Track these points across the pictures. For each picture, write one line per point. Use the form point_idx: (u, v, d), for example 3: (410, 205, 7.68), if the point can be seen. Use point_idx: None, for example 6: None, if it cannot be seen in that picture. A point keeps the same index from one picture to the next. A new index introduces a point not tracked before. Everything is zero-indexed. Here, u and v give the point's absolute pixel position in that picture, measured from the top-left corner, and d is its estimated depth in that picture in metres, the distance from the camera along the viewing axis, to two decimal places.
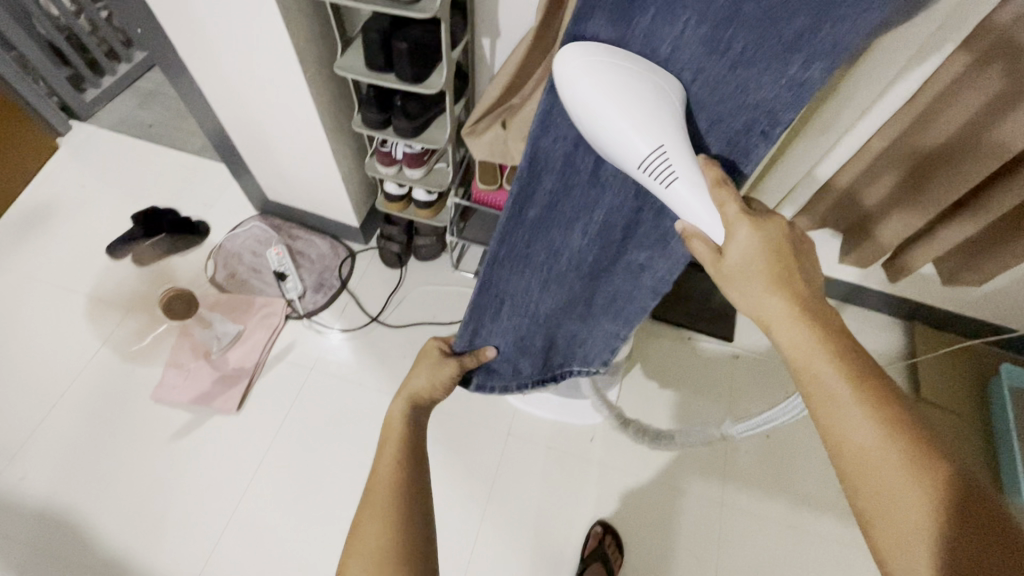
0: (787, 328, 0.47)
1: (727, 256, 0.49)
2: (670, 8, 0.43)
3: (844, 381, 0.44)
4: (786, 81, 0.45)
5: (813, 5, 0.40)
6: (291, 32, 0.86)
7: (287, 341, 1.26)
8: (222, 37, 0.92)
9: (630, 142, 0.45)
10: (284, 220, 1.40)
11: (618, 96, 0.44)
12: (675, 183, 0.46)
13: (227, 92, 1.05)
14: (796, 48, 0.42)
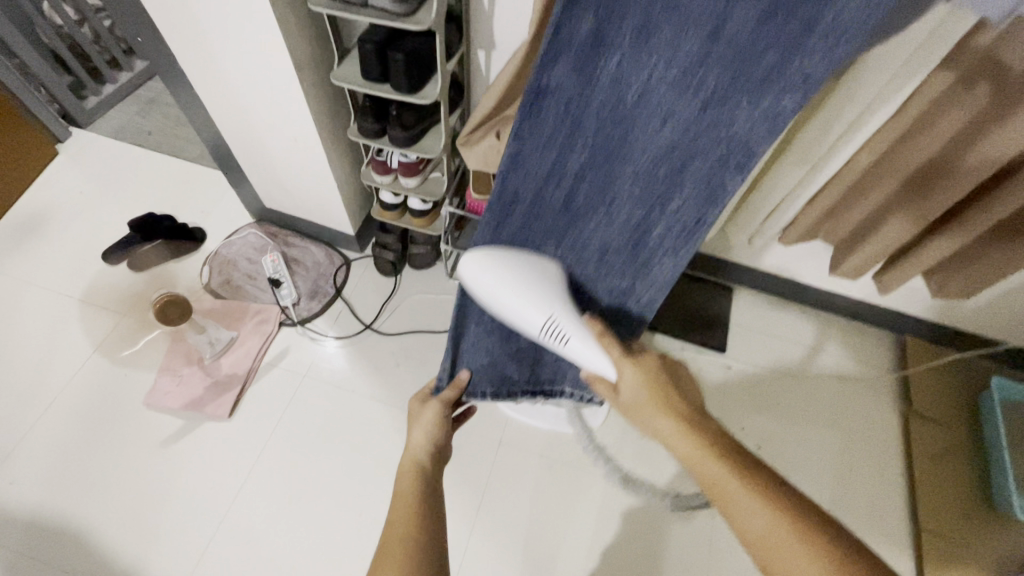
0: (676, 440, 0.54)
1: (622, 390, 0.61)
2: (636, 52, 0.51)
3: (732, 478, 0.50)
4: (759, 112, 0.51)
5: (781, 43, 0.46)
6: (289, 43, 0.87)
7: (281, 348, 1.26)
8: (221, 47, 0.93)
9: (528, 317, 0.64)
10: (280, 228, 1.41)
11: (509, 288, 0.64)
12: (568, 341, 0.64)
13: (226, 100, 1.06)
14: (765, 83, 0.49)
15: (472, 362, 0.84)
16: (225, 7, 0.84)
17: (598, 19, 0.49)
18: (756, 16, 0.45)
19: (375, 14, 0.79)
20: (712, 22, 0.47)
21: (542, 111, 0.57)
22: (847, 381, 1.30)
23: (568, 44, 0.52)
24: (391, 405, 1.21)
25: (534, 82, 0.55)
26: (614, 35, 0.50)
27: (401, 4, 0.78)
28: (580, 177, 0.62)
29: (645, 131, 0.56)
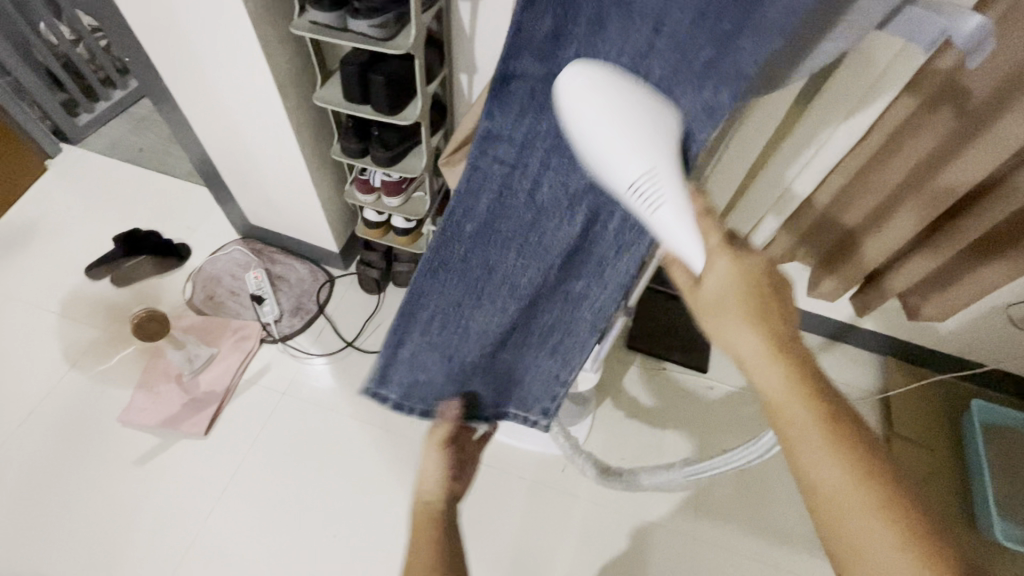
0: (760, 368, 0.48)
1: (704, 283, 0.49)
2: (591, 44, 0.49)
3: (816, 426, 0.45)
4: (701, 104, 0.47)
5: (715, 36, 0.44)
6: (271, 64, 0.89)
7: (261, 365, 1.26)
8: (205, 67, 0.95)
9: (620, 162, 0.45)
10: (265, 244, 1.41)
11: (617, 117, 0.44)
12: (661, 209, 0.46)
13: (210, 119, 1.08)
14: (705, 73, 0.46)
15: (424, 378, 0.83)
16: (209, 28, 0.86)
17: (556, 13, 0.49)
18: (696, 8, 0.44)
19: (356, 38, 0.81)
20: (657, 13, 0.45)
21: (508, 94, 0.55)
22: None
23: (527, 36, 0.50)
24: (370, 423, 1.20)
25: (501, 66, 0.53)
26: (572, 26, 0.49)
27: (380, 28, 0.80)
28: (540, 164, 0.58)
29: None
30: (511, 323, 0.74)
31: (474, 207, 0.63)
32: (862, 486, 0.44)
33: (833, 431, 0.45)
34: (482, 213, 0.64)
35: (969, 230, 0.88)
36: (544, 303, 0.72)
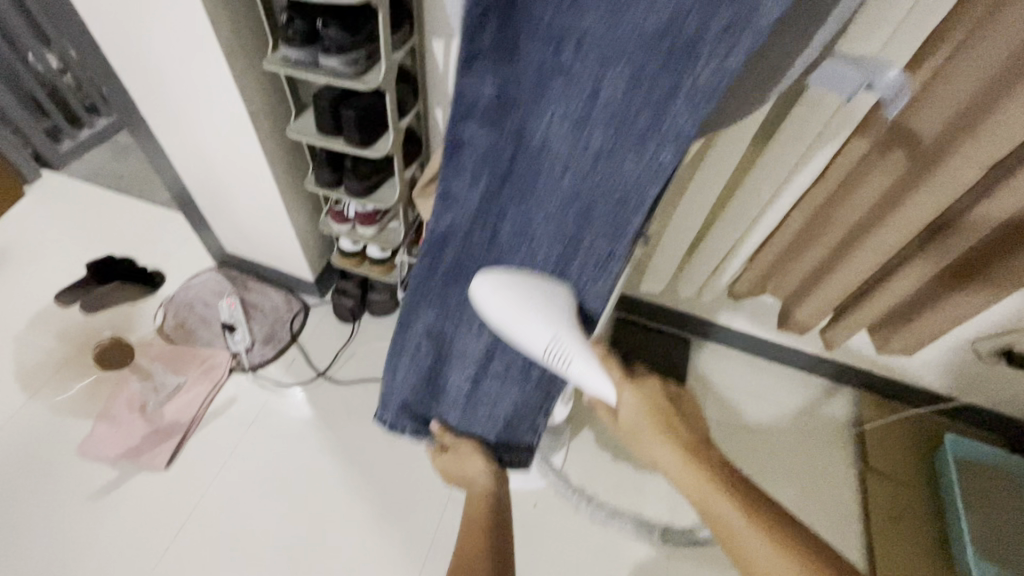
0: (679, 471, 0.54)
1: (620, 409, 0.59)
2: (537, 106, 0.53)
3: (739, 513, 0.50)
4: (647, 163, 0.50)
5: (652, 103, 0.47)
6: (245, 96, 0.91)
7: (229, 395, 1.24)
8: (180, 99, 0.96)
9: (533, 337, 0.59)
10: (241, 271, 1.40)
11: (519, 312, 0.59)
12: (571, 364, 0.58)
13: (185, 149, 1.09)
14: (646, 137, 0.49)
15: (400, 395, 0.85)
16: (184, 62, 0.88)
17: (495, 76, 0.54)
18: (631, 76, 0.47)
19: (327, 74, 0.83)
20: (593, 82, 0.49)
21: (459, 161, 0.60)
22: (803, 436, 1.30)
23: (472, 103, 0.56)
24: (338, 456, 1.18)
25: (449, 132, 0.59)
26: (515, 91, 0.54)
27: (351, 65, 0.81)
28: (498, 218, 0.63)
29: (548, 177, 0.56)
30: (487, 349, 0.74)
31: (442, 255, 0.68)
32: (794, 562, 0.47)
33: (754, 518, 0.50)
34: (450, 259, 0.68)
35: (920, 269, 0.90)
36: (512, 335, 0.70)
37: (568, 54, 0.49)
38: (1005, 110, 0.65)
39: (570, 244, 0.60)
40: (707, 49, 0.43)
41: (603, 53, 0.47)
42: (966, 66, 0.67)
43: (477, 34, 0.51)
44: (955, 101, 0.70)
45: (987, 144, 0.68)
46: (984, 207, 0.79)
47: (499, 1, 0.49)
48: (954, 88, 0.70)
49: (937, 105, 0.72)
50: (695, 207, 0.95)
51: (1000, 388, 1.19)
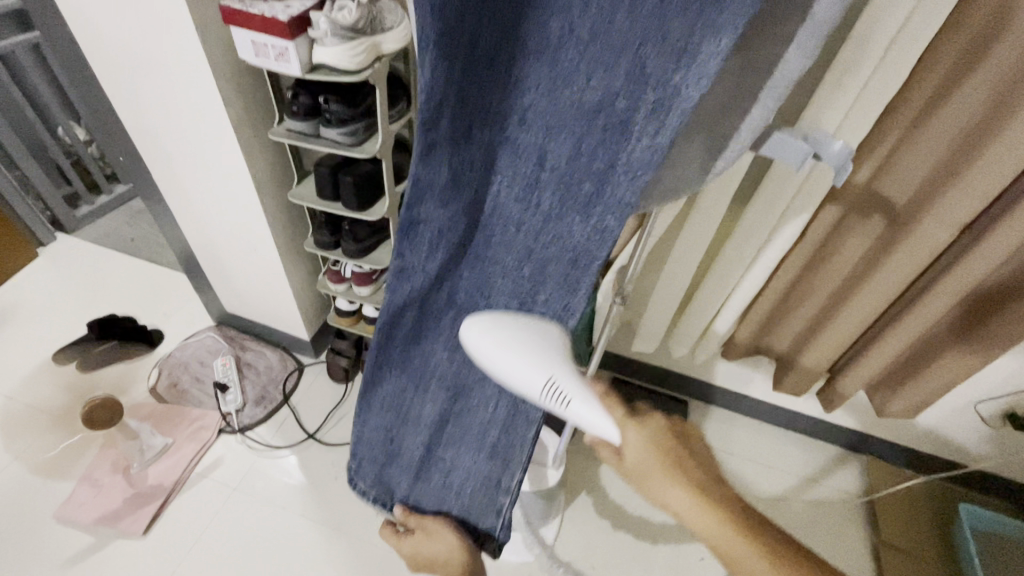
0: (700, 518, 0.49)
1: (626, 456, 0.51)
2: (488, 179, 0.51)
3: (765, 560, 0.47)
4: (591, 231, 0.48)
5: (594, 172, 0.45)
6: (250, 164, 0.96)
7: (216, 458, 1.21)
8: (189, 166, 1.02)
9: (524, 376, 0.49)
10: (239, 331, 1.42)
11: (508, 351, 0.50)
12: (573, 405, 0.49)
13: (191, 213, 1.14)
14: (590, 204, 0.47)
15: (368, 460, 0.82)
16: (195, 132, 0.94)
17: (451, 163, 0.50)
18: (569, 148, 0.45)
19: (327, 144, 0.89)
20: (538, 151, 0.47)
21: (416, 237, 0.56)
22: (808, 506, 1.25)
23: (427, 182, 0.52)
24: (324, 523, 1.13)
25: (404, 213, 0.55)
26: (466, 171, 0.50)
27: (349, 136, 0.87)
28: (455, 285, 0.60)
29: (497, 253, 0.55)
30: (439, 417, 0.73)
31: (400, 320, 0.64)
32: None
33: (779, 567, 0.47)
34: (409, 325, 0.65)
35: (924, 320, 0.86)
36: (469, 400, 0.69)
37: (512, 127, 0.47)
38: (971, 173, 0.69)
39: (524, 305, 0.57)
40: (636, 123, 0.41)
41: (548, 121, 0.45)
42: (927, 130, 0.71)
43: (433, 122, 0.47)
44: (928, 155, 0.72)
45: (959, 203, 0.72)
46: (957, 271, 0.79)
47: (453, 93, 0.46)
48: (919, 149, 0.73)
49: (906, 170, 0.75)
50: (681, 267, 0.97)
51: (1012, 453, 1.15)
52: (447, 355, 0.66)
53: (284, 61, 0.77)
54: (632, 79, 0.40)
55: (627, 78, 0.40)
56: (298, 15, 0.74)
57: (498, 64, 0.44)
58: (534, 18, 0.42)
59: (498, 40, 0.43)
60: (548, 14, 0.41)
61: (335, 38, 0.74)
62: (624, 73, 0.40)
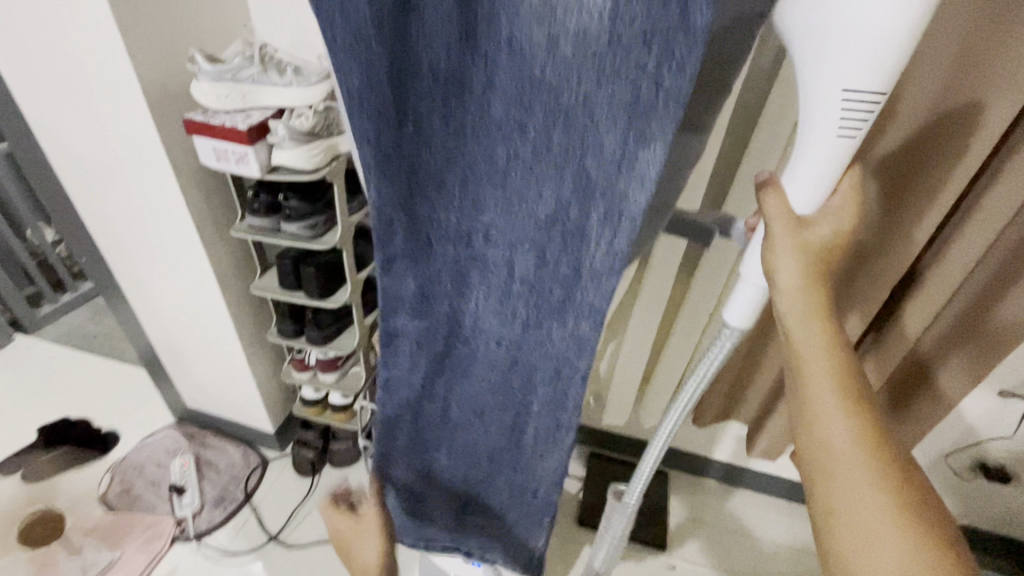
0: (804, 323, 0.45)
1: (812, 228, 0.45)
2: (461, 291, 0.51)
3: (832, 377, 0.45)
4: (566, 329, 0.50)
5: (562, 280, 0.47)
6: (212, 259, 0.98)
7: (167, 570, 1.12)
8: (150, 264, 1.03)
9: (865, 74, 0.37)
10: (199, 427, 1.36)
11: (879, 57, 0.36)
12: (841, 135, 0.41)
13: (153, 308, 1.13)
14: (565, 309, 0.49)
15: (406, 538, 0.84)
16: (157, 232, 0.96)
17: (416, 277, 0.50)
18: (535, 258, 0.46)
19: (287, 237, 0.91)
20: (507, 266, 0.48)
21: (395, 352, 0.57)
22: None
23: (395, 300, 0.52)
24: None
25: (382, 325, 0.54)
26: (432, 286, 0.51)
27: (309, 229, 0.90)
28: (439, 387, 0.61)
29: (487, 353, 0.56)
30: (457, 506, 0.77)
31: (396, 433, 0.66)
32: (862, 441, 0.44)
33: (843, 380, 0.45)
34: (405, 437, 0.66)
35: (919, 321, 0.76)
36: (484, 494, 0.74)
37: (479, 244, 0.47)
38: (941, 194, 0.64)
39: (520, 408, 0.60)
40: (590, 224, 0.42)
41: (509, 230, 0.45)
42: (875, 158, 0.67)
43: (388, 241, 0.47)
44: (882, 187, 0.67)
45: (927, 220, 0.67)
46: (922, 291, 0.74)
47: (400, 203, 0.44)
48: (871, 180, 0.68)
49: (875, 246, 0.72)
50: (641, 335, 0.99)
51: (988, 500, 1.15)
52: (458, 456, 0.69)
53: (243, 164, 0.81)
54: (580, 188, 0.41)
55: (576, 189, 0.41)
56: (258, 124, 0.79)
57: (447, 187, 0.44)
58: (476, 138, 0.41)
59: (442, 165, 0.43)
60: (495, 138, 0.41)
61: (292, 142, 0.79)
62: (571, 180, 0.41)
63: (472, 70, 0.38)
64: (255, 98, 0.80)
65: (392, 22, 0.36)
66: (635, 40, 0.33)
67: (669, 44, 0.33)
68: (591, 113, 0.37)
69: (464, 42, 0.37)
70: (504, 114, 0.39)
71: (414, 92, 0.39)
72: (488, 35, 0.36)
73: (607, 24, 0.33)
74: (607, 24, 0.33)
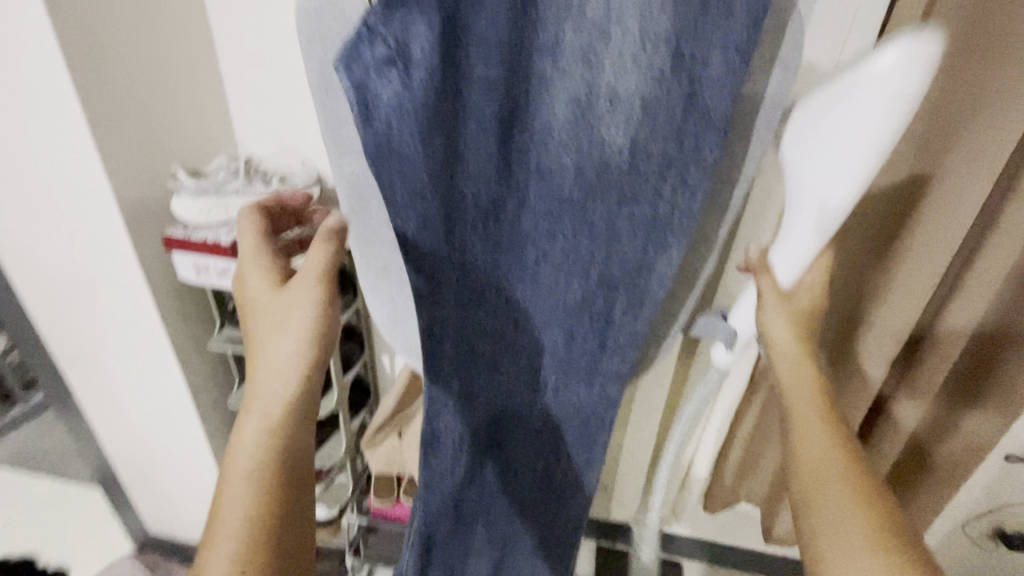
0: (786, 354, 0.51)
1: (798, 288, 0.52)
2: (496, 372, 0.48)
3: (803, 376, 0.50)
4: (593, 397, 0.50)
5: (589, 350, 0.47)
6: (187, 373, 0.91)
7: None
8: (118, 380, 0.95)
9: (832, 179, 0.42)
10: (165, 552, 1.23)
11: (846, 169, 0.40)
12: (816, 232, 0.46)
13: (117, 426, 1.03)
14: (593, 373, 0.49)
15: None
16: (126, 348, 0.89)
17: (461, 380, 0.48)
18: (564, 343, 0.47)
19: None
20: (536, 346, 0.47)
21: (438, 451, 0.53)
22: None
23: (436, 409, 0.49)
24: None
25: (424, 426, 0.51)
26: (477, 386, 0.49)
27: None
28: (482, 473, 0.59)
29: (524, 424, 0.54)
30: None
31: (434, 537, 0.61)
32: (827, 418, 0.48)
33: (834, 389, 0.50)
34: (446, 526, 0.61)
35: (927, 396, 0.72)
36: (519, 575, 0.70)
37: (512, 334, 0.46)
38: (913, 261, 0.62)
39: (549, 455, 0.57)
40: (614, 307, 0.44)
41: (541, 322, 0.46)
42: (856, 236, 0.67)
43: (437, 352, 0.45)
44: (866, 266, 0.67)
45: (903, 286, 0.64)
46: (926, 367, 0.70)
47: (449, 316, 0.43)
48: (848, 254, 0.68)
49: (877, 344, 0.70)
50: (647, 421, 0.95)
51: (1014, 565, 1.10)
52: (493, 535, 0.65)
53: (226, 277, 0.78)
54: (605, 280, 0.43)
55: (602, 278, 0.43)
56: (242, 237, 0.76)
57: (486, 298, 0.44)
58: (513, 253, 0.42)
59: (483, 281, 0.43)
60: (526, 251, 0.42)
61: None
62: (597, 279, 0.43)
63: (510, 196, 0.40)
64: (238, 210, 0.78)
65: (440, 173, 0.37)
66: (653, 171, 0.39)
67: (684, 173, 0.39)
68: (615, 225, 0.41)
69: (502, 175, 0.39)
70: (535, 228, 0.41)
71: (461, 223, 0.40)
72: (519, 166, 0.39)
73: (628, 156, 0.38)
74: (628, 156, 0.38)
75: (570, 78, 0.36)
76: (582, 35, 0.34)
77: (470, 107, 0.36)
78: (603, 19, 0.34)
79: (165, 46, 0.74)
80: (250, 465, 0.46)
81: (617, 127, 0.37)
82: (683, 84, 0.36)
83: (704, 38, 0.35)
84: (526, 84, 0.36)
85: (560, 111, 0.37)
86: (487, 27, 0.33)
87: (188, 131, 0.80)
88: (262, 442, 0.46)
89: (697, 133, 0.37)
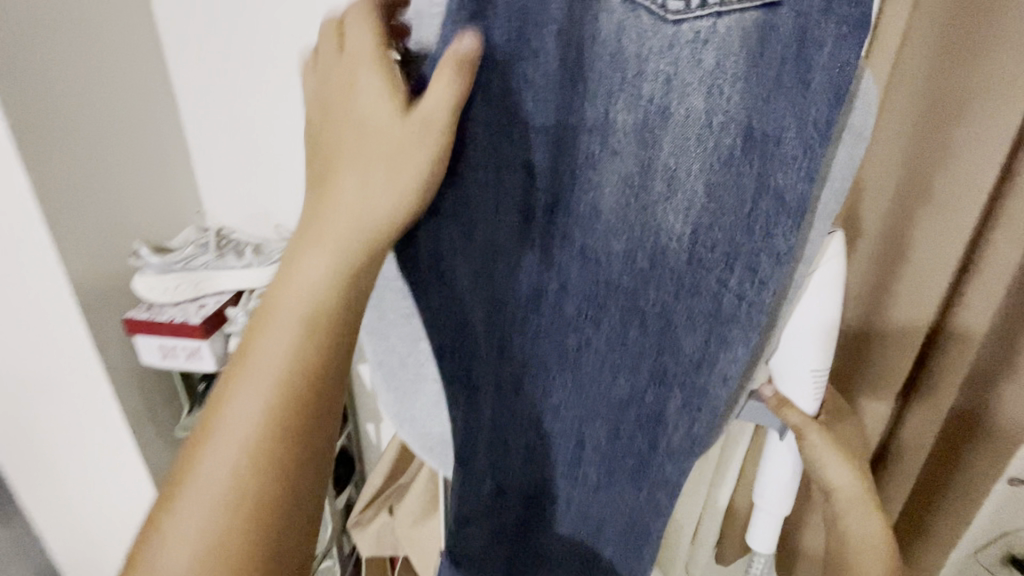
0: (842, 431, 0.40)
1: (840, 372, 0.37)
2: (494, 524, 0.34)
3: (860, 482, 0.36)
4: (639, 501, 0.33)
5: (638, 499, 0.33)
6: (147, 465, 0.80)
7: None
8: (62, 484, 0.82)
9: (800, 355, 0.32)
10: None
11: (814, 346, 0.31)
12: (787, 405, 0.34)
13: (57, 539, 0.88)
14: (641, 528, 0.34)
15: None
16: (74, 445, 0.78)
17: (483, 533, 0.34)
18: (600, 453, 0.32)
19: None
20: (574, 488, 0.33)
21: None
22: None
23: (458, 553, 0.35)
24: None
25: None
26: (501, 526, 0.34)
27: None
28: None
29: None
30: None
31: None
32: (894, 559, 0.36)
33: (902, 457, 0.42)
34: None
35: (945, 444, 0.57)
36: None
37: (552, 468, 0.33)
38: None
39: None
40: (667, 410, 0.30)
41: (572, 420, 0.31)
42: None
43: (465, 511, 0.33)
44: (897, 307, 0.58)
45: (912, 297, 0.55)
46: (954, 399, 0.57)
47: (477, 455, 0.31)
48: None
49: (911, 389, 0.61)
50: None
51: None
52: None
53: (195, 359, 0.70)
54: (656, 381, 0.30)
55: (652, 380, 0.30)
56: (214, 313, 0.70)
57: (513, 425, 0.31)
58: (551, 369, 0.30)
59: (508, 404, 0.31)
60: (568, 366, 0.30)
61: None
62: (652, 401, 0.30)
63: (551, 291, 0.28)
64: (209, 284, 0.71)
65: (457, 286, 0.26)
66: (717, 258, 0.27)
67: (754, 259, 0.26)
68: (675, 338, 0.29)
69: (543, 264, 0.28)
70: (578, 342, 0.29)
71: (480, 351, 0.29)
72: (554, 258, 0.28)
73: (685, 249, 0.27)
74: (686, 247, 0.27)
75: (616, 155, 0.25)
76: (636, 110, 0.24)
77: (510, 196, 0.26)
78: (663, 86, 0.24)
79: (127, 109, 0.70)
80: (242, 430, 0.22)
81: (675, 214, 0.26)
82: (755, 164, 0.25)
83: (781, 106, 0.24)
84: (576, 160, 0.25)
85: (610, 192, 0.26)
86: (536, 108, 0.24)
87: (161, 203, 0.76)
88: (273, 384, 0.23)
89: (770, 221, 0.26)
